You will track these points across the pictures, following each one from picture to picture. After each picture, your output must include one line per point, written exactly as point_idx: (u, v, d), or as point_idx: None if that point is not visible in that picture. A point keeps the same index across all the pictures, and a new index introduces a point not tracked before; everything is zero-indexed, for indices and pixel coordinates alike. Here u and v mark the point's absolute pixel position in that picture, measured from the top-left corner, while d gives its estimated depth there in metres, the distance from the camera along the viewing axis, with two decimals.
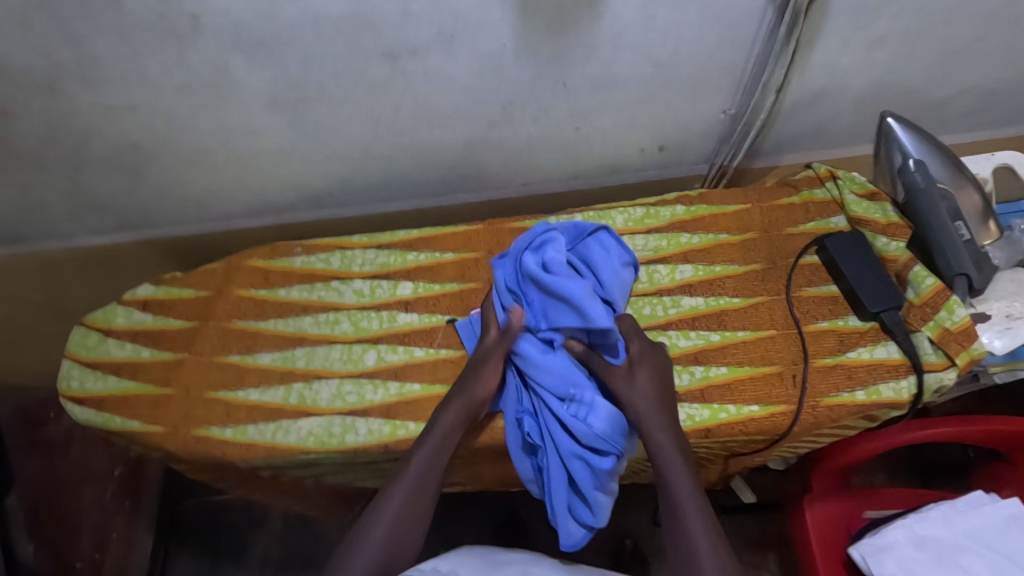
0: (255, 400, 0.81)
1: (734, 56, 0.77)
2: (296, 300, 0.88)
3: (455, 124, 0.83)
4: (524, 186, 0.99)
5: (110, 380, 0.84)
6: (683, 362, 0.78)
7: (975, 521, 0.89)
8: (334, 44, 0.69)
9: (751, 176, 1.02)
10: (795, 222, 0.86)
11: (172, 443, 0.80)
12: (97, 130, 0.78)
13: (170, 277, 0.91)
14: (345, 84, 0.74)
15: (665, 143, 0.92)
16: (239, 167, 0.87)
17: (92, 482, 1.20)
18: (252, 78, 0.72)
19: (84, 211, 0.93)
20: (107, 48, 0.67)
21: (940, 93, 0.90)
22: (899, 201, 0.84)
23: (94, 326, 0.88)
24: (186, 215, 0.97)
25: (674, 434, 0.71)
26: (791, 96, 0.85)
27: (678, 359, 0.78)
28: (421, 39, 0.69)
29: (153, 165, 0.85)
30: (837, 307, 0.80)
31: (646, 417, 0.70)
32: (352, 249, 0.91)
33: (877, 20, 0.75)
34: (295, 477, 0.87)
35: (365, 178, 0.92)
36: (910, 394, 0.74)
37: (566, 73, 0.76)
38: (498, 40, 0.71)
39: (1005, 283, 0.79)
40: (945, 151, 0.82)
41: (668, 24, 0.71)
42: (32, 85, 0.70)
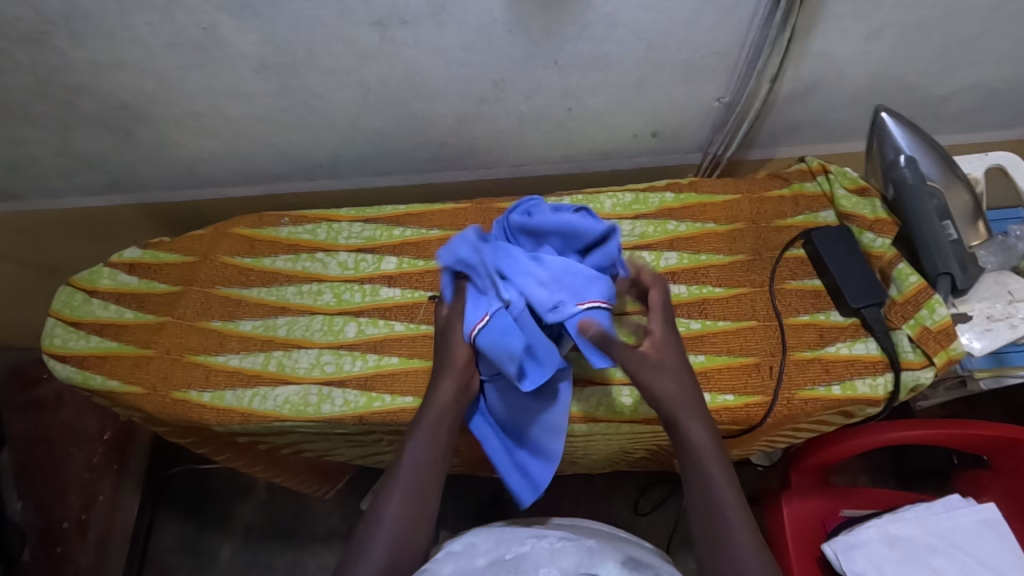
0: (235, 366, 0.82)
1: (729, 41, 0.76)
2: (280, 270, 0.88)
3: (446, 98, 0.83)
4: (516, 167, 0.98)
5: (92, 340, 0.84)
6: None
7: (949, 522, 0.89)
8: (323, 9, 0.68)
9: (745, 168, 1.01)
10: (784, 214, 0.86)
11: (150, 404, 0.80)
12: (87, 87, 0.78)
13: (157, 241, 0.91)
14: (335, 51, 0.74)
15: (658, 129, 0.92)
16: (229, 132, 0.87)
17: (80, 444, 1.22)
18: (240, 41, 0.72)
19: (75, 171, 0.93)
20: (94, 2, 0.66)
21: (939, 90, 0.88)
22: (889, 198, 0.83)
23: (80, 287, 0.88)
24: (177, 180, 0.97)
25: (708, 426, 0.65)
26: (786, 86, 0.85)
27: None
28: (412, 9, 0.68)
29: (143, 126, 0.85)
30: (819, 301, 0.80)
31: (678, 403, 0.65)
32: (339, 221, 0.91)
33: (876, 10, 0.74)
34: (273, 445, 0.88)
35: (356, 151, 0.92)
36: (885, 391, 0.74)
37: (558, 50, 0.76)
38: (489, 13, 0.70)
39: (988, 286, 0.80)
40: (937, 148, 0.81)
41: (663, 5, 0.70)
42: (19, 37, 0.70)
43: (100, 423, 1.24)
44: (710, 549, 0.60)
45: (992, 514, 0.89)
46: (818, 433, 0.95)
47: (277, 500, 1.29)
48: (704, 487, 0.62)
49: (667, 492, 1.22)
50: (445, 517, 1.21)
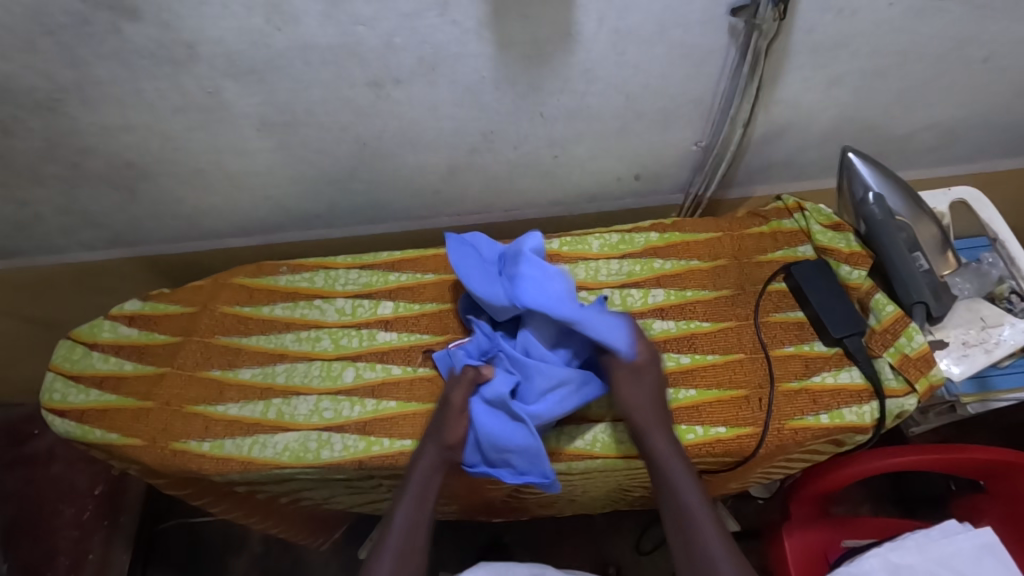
0: (234, 415, 0.82)
1: (702, 90, 0.82)
2: (279, 318, 0.90)
3: (438, 149, 0.87)
4: (506, 212, 1.02)
5: (92, 393, 0.85)
6: None
7: (947, 548, 0.89)
8: (322, 72, 0.73)
9: (726, 206, 1.06)
10: (764, 250, 0.90)
11: (149, 456, 0.81)
12: (95, 149, 0.81)
13: (158, 293, 0.93)
14: (332, 109, 0.78)
15: (640, 172, 0.96)
16: (229, 187, 0.91)
17: (72, 500, 1.21)
18: (242, 102, 0.76)
19: (78, 228, 0.96)
20: (105, 71, 0.71)
21: (902, 129, 0.94)
22: (862, 232, 0.88)
23: (80, 340, 0.89)
24: (178, 233, 1.00)
25: (672, 442, 0.73)
26: (758, 129, 0.90)
27: None
28: (405, 69, 0.73)
29: (146, 183, 0.88)
30: (803, 332, 0.83)
31: (645, 425, 0.73)
32: (336, 269, 0.94)
33: (836, 60, 0.79)
34: (272, 494, 0.88)
35: (351, 200, 0.96)
36: (872, 418, 0.76)
37: (543, 103, 0.80)
38: (477, 72, 0.75)
39: (961, 312, 0.84)
40: (903, 185, 0.85)
41: (638, 60, 0.76)
42: (32, 105, 0.74)
43: (92, 479, 1.23)
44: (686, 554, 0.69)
45: (991, 537, 0.89)
46: (814, 463, 0.96)
47: (274, 551, 1.27)
48: (678, 500, 0.71)
49: None
50: (445, 561, 1.21)
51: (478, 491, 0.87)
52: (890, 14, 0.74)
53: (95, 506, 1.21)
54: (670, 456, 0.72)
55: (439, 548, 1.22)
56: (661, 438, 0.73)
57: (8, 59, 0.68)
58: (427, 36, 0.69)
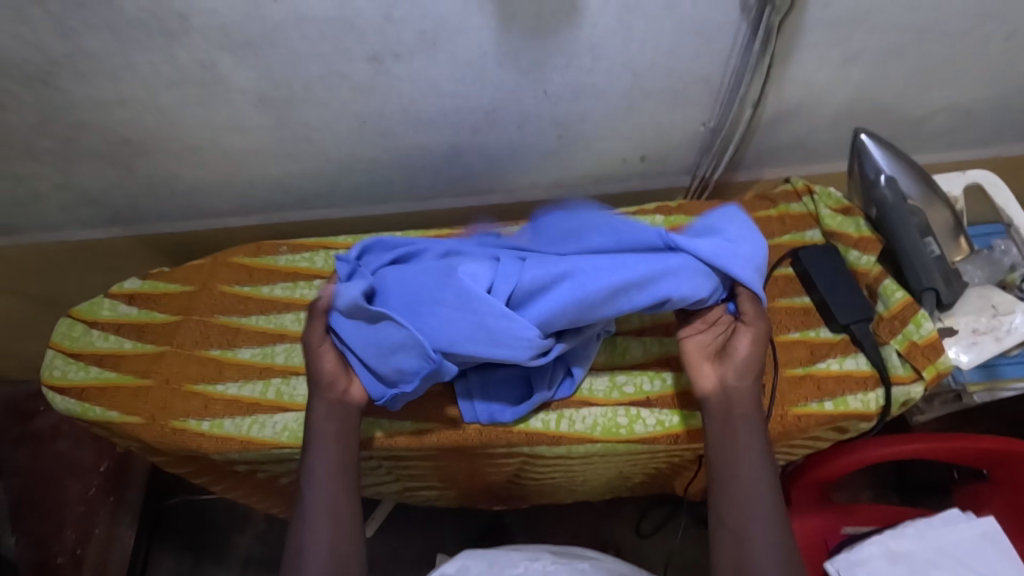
0: (233, 394, 0.82)
1: (710, 69, 0.79)
2: (279, 297, 0.89)
3: (439, 127, 0.85)
4: (509, 193, 1.01)
5: (92, 371, 0.85)
6: (654, 368, 0.80)
7: (948, 536, 0.89)
8: (320, 46, 0.71)
9: (733, 189, 1.04)
10: (771, 233, 0.88)
11: (149, 433, 0.81)
12: (91, 124, 0.80)
13: (157, 272, 0.93)
14: (330, 85, 0.76)
15: (646, 153, 0.94)
16: (228, 165, 0.89)
17: (77, 476, 1.23)
18: (239, 77, 0.75)
19: (76, 205, 0.95)
20: (99, 44, 0.69)
21: (916, 111, 0.91)
22: (872, 216, 0.85)
23: (80, 318, 0.89)
24: (177, 211, 0.99)
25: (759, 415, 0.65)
26: (768, 110, 0.87)
27: (649, 365, 0.80)
28: (405, 43, 0.71)
29: (144, 160, 0.87)
30: (809, 318, 0.81)
31: (734, 391, 0.66)
32: (336, 249, 0.93)
33: (850, 37, 0.77)
34: (272, 473, 0.88)
35: (352, 180, 0.94)
36: (877, 405, 0.75)
37: (546, 80, 0.78)
38: (479, 47, 0.73)
39: (972, 300, 0.82)
40: (916, 168, 0.83)
41: (645, 36, 0.73)
42: (25, 78, 0.73)
43: (97, 455, 1.24)
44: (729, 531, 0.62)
45: (991, 527, 0.89)
46: (817, 450, 0.95)
47: (276, 530, 1.28)
48: (739, 476, 0.63)
49: (669, 514, 1.21)
50: (445, 542, 1.21)
51: (478, 474, 0.86)
52: None
53: (99, 482, 1.22)
54: (743, 414, 0.65)
55: (440, 529, 1.22)
56: (749, 410, 0.65)
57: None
58: (427, 9, 0.67)
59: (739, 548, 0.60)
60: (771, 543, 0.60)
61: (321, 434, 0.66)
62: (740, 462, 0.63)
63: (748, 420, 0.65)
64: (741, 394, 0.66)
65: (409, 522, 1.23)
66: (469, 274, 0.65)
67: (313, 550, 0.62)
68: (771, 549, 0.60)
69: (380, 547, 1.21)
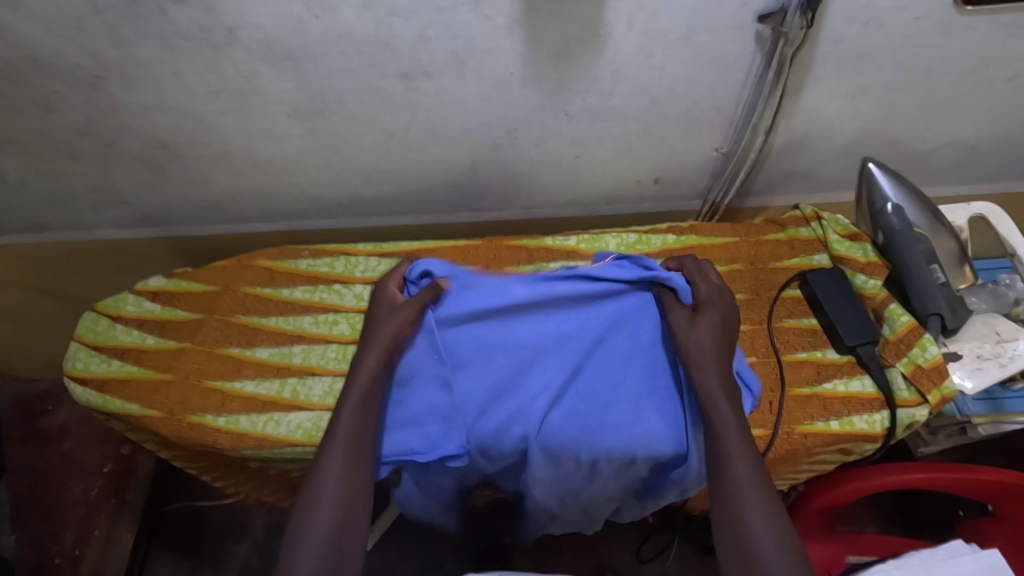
0: (250, 392, 0.84)
1: (724, 97, 0.83)
2: (298, 300, 0.92)
3: (462, 143, 0.88)
4: (526, 210, 1.04)
5: (114, 364, 0.87)
6: None
7: (954, 570, 0.85)
8: (355, 61, 0.75)
9: (743, 214, 1.07)
10: (780, 257, 0.90)
11: (166, 428, 0.83)
12: (132, 128, 0.84)
13: (182, 271, 0.96)
14: (362, 99, 0.80)
15: (660, 175, 0.98)
16: (258, 171, 0.93)
17: (81, 476, 1.24)
18: (277, 88, 0.79)
19: (108, 204, 0.98)
20: (149, 52, 0.73)
21: (921, 145, 0.95)
22: (878, 243, 0.88)
23: (105, 313, 0.92)
24: (205, 215, 1.02)
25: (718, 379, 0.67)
26: (779, 139, 0.91)
27: None
28: (436, 62, 0.75)
29: (178, 164, 0.91)
30: (816, 339, 0.83)
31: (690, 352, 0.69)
32: (356, 256, 0.95)
33: (861, 71, 0.80)
34: (283, 472, 0.89)
35: (374, 191, 0.98)
36: (882, 427, 0.77)
37: (568, 102, 0.82)
38: (506, 68, 0.76)
39: (976, 326, 0.84)
40: (923, 197, 0.85)
41: (665, 63, 0.77)
42: (77, 82, 0.77)
43: (101, 457, 1.26)
44: (719, 494, 0.60)
45: (997, 559, 0.85)
46: (824, 475, 0.96)
47: (275, 540, 1.27)
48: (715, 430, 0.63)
49: (670, 538, 1.22)
50: (446, 557, 1.22)
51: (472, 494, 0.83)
52: (917, 28, 0.75)
53: (102, 483, 1.24)
54: (716, 398, 0.65)
55: (440, 544, 1.23)
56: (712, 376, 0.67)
57: (57, 36, 0.71)
58: (459, 30, 0.71)
59: (726, 497, 0.59)
60: (776, 547, 0.55)
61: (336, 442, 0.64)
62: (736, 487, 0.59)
63: (718, 398, 0.65)
64: (701, 365, 0.68)
65: (411, 536, 1.24)
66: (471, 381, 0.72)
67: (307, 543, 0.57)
68: (786, 558, 0.54)
69: (381, 560, 1.22)
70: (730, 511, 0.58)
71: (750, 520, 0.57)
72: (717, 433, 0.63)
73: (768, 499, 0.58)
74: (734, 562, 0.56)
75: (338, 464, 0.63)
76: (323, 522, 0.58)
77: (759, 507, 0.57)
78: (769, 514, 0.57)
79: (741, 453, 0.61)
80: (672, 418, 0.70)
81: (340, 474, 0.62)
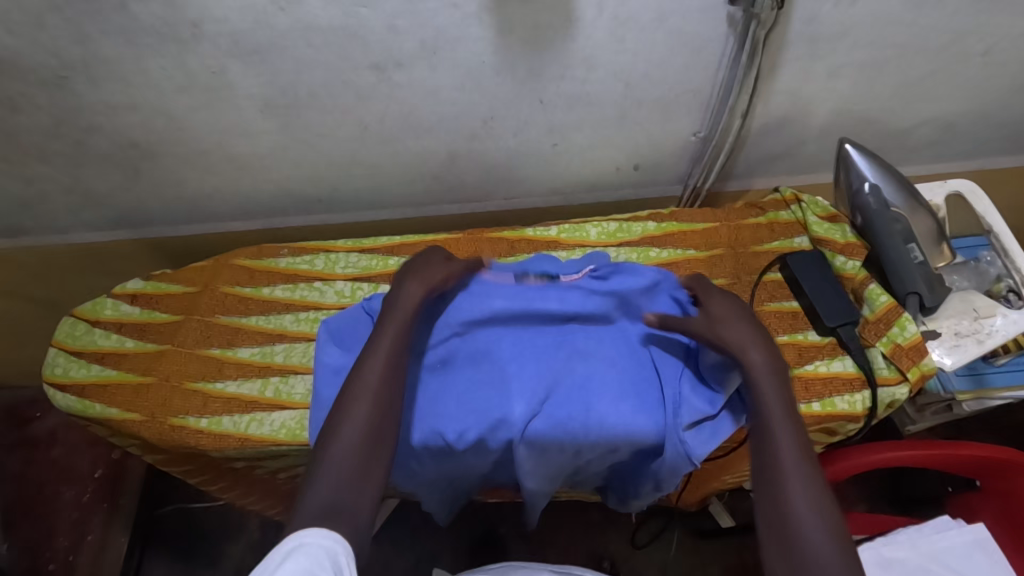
0: (232, 392, 0.84)
1: (700, 80, 0.82)
2: (278, 298, 0.91)
3: (438, 134, 0.87)
4: (507, 201, 1.03)
5: (93, 368, 0.86)
6: None
7: (940, 543, 0.86)
8: (323, 53, 0.74)
9: (724, 199, 1.06)
10: (760, 240, 0.90)
11: (147, 431, 0.82)
12: (102, 128, 0.83)
13: (160, 273, 0.94)
14: (333, 92, 0.79)
15: (639, 162, 0.97)
16: (232, 168, 0.92)
17: (71, 481, 1.23)
18: (247, 83, 0.77)
19: (83, 207, 0.97)
20: (113, 49, 0.72)
21: (898, 123, 0.95)
22: (858, 225, 0.87)
23: (83, 317, 0.91)
24: (182, 215, 1.01)
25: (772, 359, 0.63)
26: (756, 121, 0.90)
27: None
28: (407, 52, 0.74)
29: (151, 164, 0.90)
30: (797, 321, 0.83)
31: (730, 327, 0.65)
32: (336, 252, 0.95)
33: (835, 51, 0.80)
34: (268, 471, 0.88)
35: (352, 185, 0.97)
36: (864, 407, 0.77)
37: (542, 90, 0.81)
38: (477, 56, 0.76)
39: (954, 303, 0.83)
40: (900, 177, 0.85)
41: (637, 48, 0.76)
42: (41, 82, 0.75)
43: (92, 462, 1.25)
44: (763, 480, 0.56)
45: (983, 534, 0.86)
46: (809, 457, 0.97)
47: (270, 539, 1.26)
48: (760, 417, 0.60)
49: (663, 524, 1.22)
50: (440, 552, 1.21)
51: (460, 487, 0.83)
52: (889, 4, 0.74)
53: (94, 490, 1.23)
54: (767, 385, 0.61)
55: (434, 538, 1.22)
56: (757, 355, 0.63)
57: (17, 34, 0.69)
58: (428, 18, 0.70)
59: (770, 482, 0.55)
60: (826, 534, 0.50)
61: (363, 388, 0.60)
62: (783, 470, 0.55)
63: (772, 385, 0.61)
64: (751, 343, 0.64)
65: (405, 530, 1.23)
66: (447, 370, 0.73)
67: (325, 477, 0.54)
68: (839, 555, 0.49)
69: (375, 556, 1.21)
70: (772, 499, 0.54)
71: (801, 513, 0.52)
72: (765, 422, 0.59)
73: (819, 486, 0.54)
74: (777, 553, 0.51)
75: (367, 404, 0.59)
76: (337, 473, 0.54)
77: (811, 501, 0.52)
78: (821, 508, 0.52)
79: (789, 443, 0.56)
80: (654, 406, 0.70)
81: (365, 421, 0.58)
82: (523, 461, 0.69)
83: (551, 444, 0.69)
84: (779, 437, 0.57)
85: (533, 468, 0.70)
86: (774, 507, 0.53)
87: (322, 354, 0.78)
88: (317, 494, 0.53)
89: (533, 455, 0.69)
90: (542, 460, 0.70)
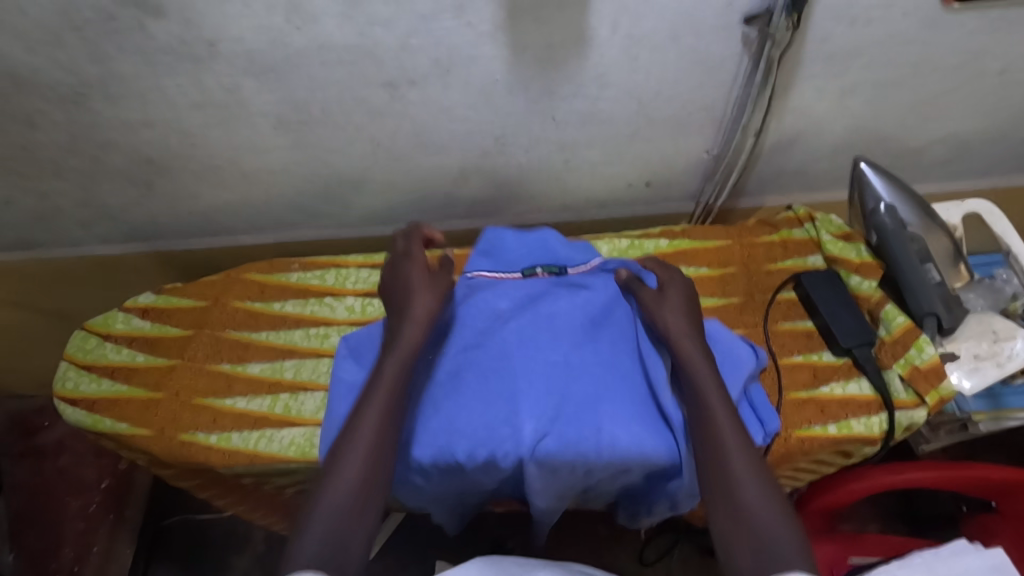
0: (242, 408, 0.83)
1: (713, 98, 0.82)
2: (289, 313, 0.91)
3: (450, 151, 0.88)
4: (517, 216, 1.03)
5: (104, 383, 0.86)
6: None
7: (958, 567, 0.83)
8: (338, 71, 0.74)
9: (736, 215, 1.06)
10: (774, 259, 0.90)
11: (156, 446, 0.82)
12: (116, 144, 0.83)
13: (171, 286, 0.95)
14: (347, 109, 0.80)
15: (651, 179, 0.97)
16: (245, 183, 0.92)
17: (78, 492, 1.22)
18: (261, 100, 0.78)
19: (96, 221, 0.98)
20: (130, 67, 0.72)
21: (912, 141, 0.94)
22: (873, 243, 0.87)
23: (94, 331, 0.91)
24: (193, 228, 1.01)
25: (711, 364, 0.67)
26: (769, 138, 0.90)
27: None
28: (420, 70, 0.74)
29: (164, 179, 0.90)
30: (812, 342, 0.82)
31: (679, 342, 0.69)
32: (347, 267, 0.95)
33: (849, 70, 0.80)
34: (276, 488, 0.88)
35: (363, 201, 0.97)
36: (881, 429, 0.76)
37: (555, 108, 0.81)
38: (491, 74, 0.76)
39: (972, 325, 0.83)
40: (915, 196, 0.84)
41: (651, 67, 0.76)
42: (58, 99, 0.76)
43: (99, 473, 1.24)
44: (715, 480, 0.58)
45: (1002, 560, 0.83)
46: (823, 478, 0.96)
47: (274, 553, 1.25)
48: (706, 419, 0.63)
49: (673, 543, 1.20)
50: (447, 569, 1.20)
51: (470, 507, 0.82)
52: (904, 24, 0.74)
53: (101, 499, 1.21)
54: (709, 388, 0.64)
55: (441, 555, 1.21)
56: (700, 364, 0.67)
57: (37, 53, 0.70)
58: (442, 37, 0.70)
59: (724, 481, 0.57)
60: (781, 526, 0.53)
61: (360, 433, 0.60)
62: (733, 470, 0.58)
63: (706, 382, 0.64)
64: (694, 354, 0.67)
65: (411, 546, 1.22)
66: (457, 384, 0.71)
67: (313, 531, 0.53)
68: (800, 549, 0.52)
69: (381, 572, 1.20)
70: (728, 499, 0.56)
71: (757, 518, 0.54)
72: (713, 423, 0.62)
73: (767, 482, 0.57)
74: (742, 551, 0.53)
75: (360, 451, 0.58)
76: (322, 527, 0.53)
77: (761, 505, 0.55)
78: (774, 514, 0.54)
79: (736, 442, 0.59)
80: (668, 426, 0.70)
81: (356, 472, 0.57)
82: (533, 478, 0.68)
83: (564, 462, 0.67)
84: (727, 437, 0.60)
85: (544, 486, 0.69)
86: (732, 506, 0.56)
87: (338, 370, 0.81)
88: (305, 553, 0.52)
89: (544, 472, 0.68)
90: (554, 478, 0.69)
